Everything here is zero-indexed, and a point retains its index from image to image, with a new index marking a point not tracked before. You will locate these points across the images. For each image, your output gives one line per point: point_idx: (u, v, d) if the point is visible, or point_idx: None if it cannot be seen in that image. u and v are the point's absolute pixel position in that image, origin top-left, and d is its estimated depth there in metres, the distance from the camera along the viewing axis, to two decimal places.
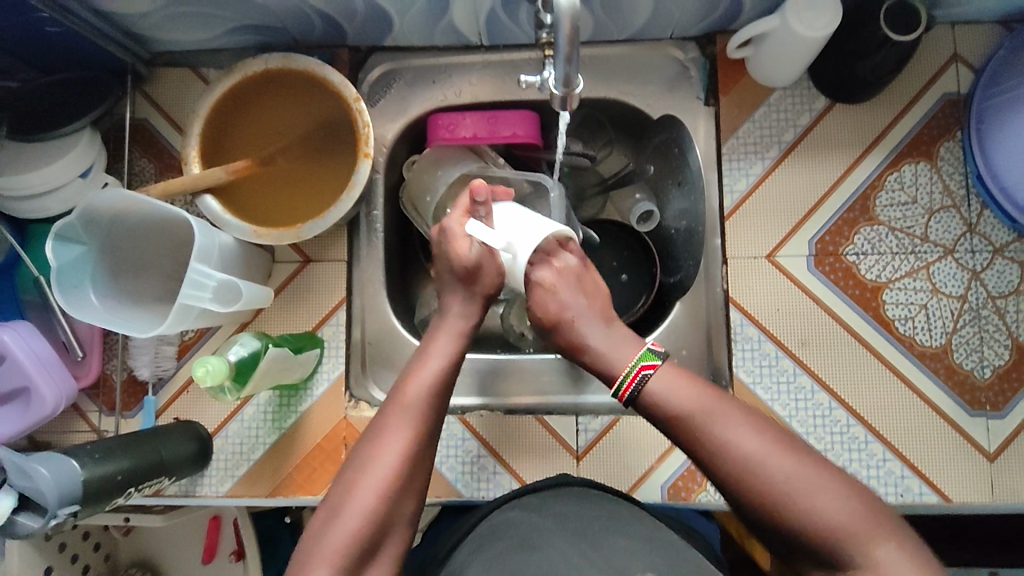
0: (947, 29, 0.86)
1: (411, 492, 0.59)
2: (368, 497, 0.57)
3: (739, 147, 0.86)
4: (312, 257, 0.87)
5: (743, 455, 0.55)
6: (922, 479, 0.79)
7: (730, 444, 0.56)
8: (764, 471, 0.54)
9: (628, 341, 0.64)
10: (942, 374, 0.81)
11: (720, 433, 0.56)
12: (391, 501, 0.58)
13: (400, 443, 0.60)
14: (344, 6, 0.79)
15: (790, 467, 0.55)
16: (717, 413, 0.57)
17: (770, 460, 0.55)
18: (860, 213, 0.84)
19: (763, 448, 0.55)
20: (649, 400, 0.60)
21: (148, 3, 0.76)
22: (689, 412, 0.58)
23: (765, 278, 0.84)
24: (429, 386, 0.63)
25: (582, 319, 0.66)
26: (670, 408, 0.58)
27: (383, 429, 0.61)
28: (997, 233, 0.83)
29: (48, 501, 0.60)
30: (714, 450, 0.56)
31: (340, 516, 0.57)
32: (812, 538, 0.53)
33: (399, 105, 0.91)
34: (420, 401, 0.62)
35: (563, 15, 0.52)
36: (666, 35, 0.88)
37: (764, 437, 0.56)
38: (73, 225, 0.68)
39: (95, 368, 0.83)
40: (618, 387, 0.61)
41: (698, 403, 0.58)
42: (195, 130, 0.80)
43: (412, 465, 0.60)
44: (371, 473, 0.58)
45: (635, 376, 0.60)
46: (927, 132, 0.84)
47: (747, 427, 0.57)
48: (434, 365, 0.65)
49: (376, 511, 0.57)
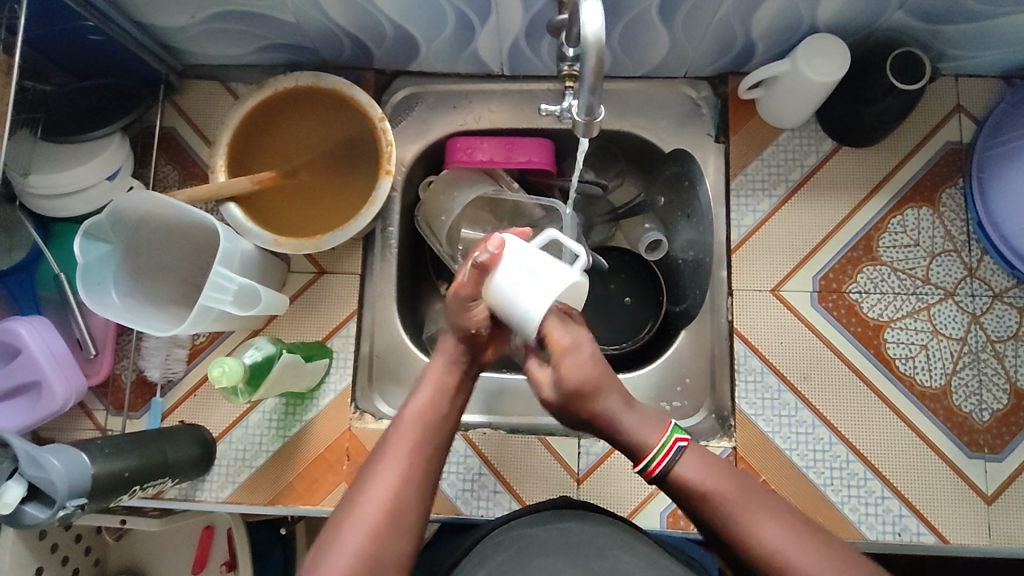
0: (951, 80, 0.89)
1: (403, 532, 0.59)
2: (357, 536, 0.57)
3: (747, 183, 0.89)
4: (326, 268, 0.89)
5: (767, 547, 0.56)
6: (920, 519, 0.80)
7: (754, 535, 0.56)
8: (789, 567, 0.55)
9: (655, 421, 0.61)
10: (941, 415, 0.82)
11: (742, 522, 0.57)
12: (381, 538, 0.57)
13: (392, 480, 0.60)
14: (374, 30, 0.83)
15: (817, 558, 0.55)
16: (740, 499, 0.58)
17: (795, 551, 0.55)
18: (863, 253, 0.86)
19: (785, 540, 0.56)
20: (669, 483, 0.60)
21: (187, 18, 0.80)
22: (711, 495, 0.58)
23: (769, 312, 0.86)
24: (422, 421, 0.64)
25: (606, 389, 0.61)
26: (691, 487, 0.59)
27: (377, 465, 0.61)
28: (997, 279, 0.85)
29: (58, 491, 0.61)
30: (738, 540, 0.57)
31: (330, 557, 0.56)
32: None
33: (420, 127, 0.94)
34: (413, 433, 0.63)
35: (590, 48, 0.54)
36: (680, 74, 0.92)
37: (790, 528, 0.57)
38: (101, 223, 0.70)
39: (105, 367, 0.83)
40: (645, 462, 0.60)
41: (717, 486, 0.59)
42: (224, 141, 0.83)
43: (406, 499, 0.60)
44: (359, 515, 0.58)
45: (669, 450, 0.59)
46: (930, 178, 0.87)
47: (771, 515, 0.57)
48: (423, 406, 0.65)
49: (367, 550, 0.57)
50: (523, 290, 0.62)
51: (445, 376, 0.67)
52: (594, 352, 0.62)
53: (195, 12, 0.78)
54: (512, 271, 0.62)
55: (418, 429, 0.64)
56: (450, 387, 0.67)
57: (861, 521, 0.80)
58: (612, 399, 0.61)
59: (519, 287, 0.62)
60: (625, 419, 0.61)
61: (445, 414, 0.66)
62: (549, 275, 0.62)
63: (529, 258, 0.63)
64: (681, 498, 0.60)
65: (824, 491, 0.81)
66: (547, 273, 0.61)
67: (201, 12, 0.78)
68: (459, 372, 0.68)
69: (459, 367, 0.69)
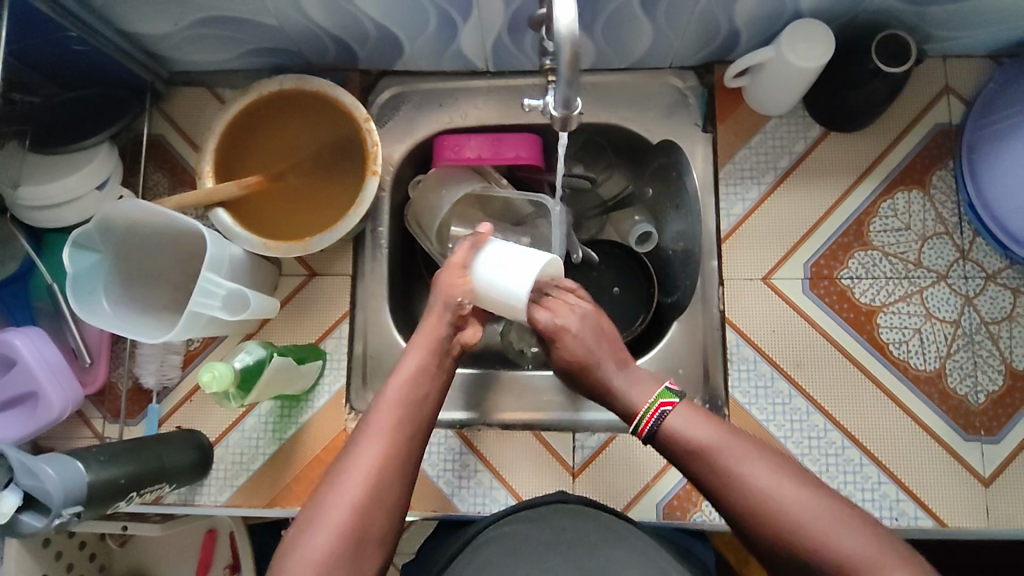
0: (939, 62, 0.88)
1: (384, 508, 0.60)
2: (341, 509, 0.58)
3: (736, 172, 0.89)
4: (317, 270, 0.89)
5: (756, 489, 0.60)
6: (917, 503, 0.79)
7: (744, 478, 0.61)
8: (776, 503, 0.59)
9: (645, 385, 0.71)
10: (936, 399, 0.82)
11: (731, 467, 0.62)
12: (368, 503, 0.59)
13: (373, 456, 0.62)
14: (357, 31, 0.83)
15: (802, 496, 0.59)
16: (728, 447, 0.63)
17: (783, 490, 0.60)
18: (854, 238, 0.86)
19: (774, 480, 0.60)
20: (662, 441, 0.66)
21: (170, 25, 0.80)
22: (700, 444, 0.64)
23: (761, 301, 0.86)
24: (401, 403, 0.66)
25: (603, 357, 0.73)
26: (679, 441, 0.65)
27: (359, 443, 0.63)
28: (990, 260, 0.84)
29: (54, 500, 0.61)
30: (729, 486, 0.61)
31: (314, 529, 0.58)
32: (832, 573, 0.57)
33: (407, 126, 0.94)
34: (394, 413, 0.65)
35: (564, 42, 0.54)
36: (666, 64, 0.91)
37: (778, 468, 0.61)
38: (90, 233, 0.70)
39: (101, 375, 0.84)
40: (636, 424, 0.67)
41: (708, 435, 0.64)
42: (210, 146, 0.83)
43: (389, 476, 0.61)
44: (341, 490, 0.60)
45: (654, 412, 0.67)
46: (919, 161, 0.87)
47: (759, 459, 0.62)
48: (405, 378, 0.67)
49: (350, 523, 0.58)
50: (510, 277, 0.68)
51: (425, 354, 0.69)
52: (593, 324, 0.74)
53: (178, 19, 0.78)
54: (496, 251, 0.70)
55: (397, 410, 0.65)
56: (432, 367, 0.69)
57: (858, 506, 0.80)
58: (609, 356, 0.73)
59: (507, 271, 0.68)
60: (618, 380, 0.72)
61: (427, 393, 0.68)
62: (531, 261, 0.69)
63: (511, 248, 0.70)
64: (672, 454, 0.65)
65: (820, 478, 0.81)
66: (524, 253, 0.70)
67: (184, 19, 0.79)
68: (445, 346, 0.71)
69: (443, 345, 0.71)
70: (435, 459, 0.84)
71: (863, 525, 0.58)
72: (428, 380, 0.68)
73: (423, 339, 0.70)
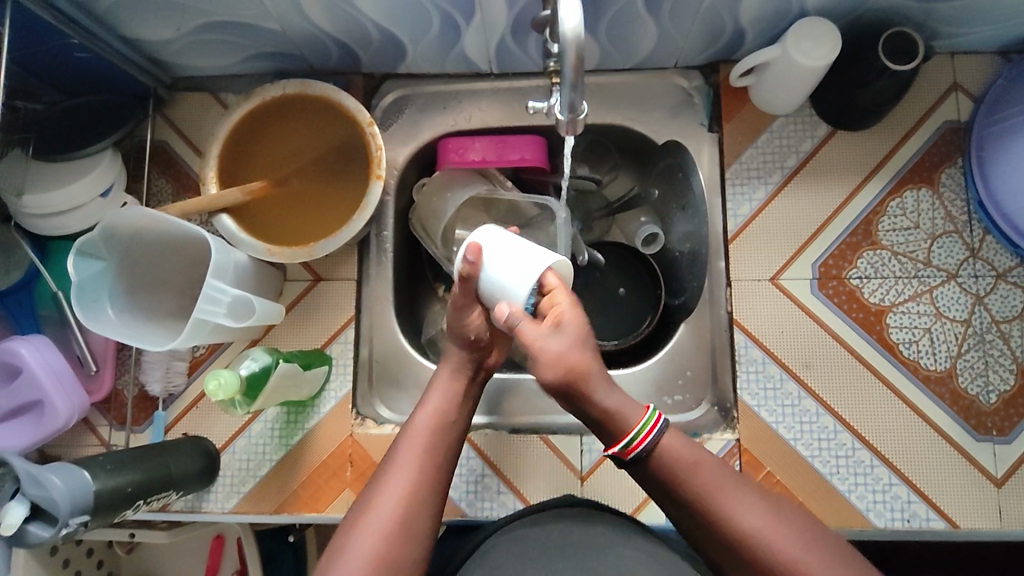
0: (946, 58, 0.88)
1: (415, 535, 0.59)
2: (371, 539, 0.57)
3: (742, 172, 0.88)
4: (323, 275, 0.89)
5: (742, 529, 0.56)
6: (928, 504, 0.79)
7: (734, 515, 0.56)
8: (766, 544, 0.55)
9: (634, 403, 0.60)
10: (947, 399, 0.81)
11: (722, 501, 0.57)
12: (398, 532, 0.58)
13: (403, 483, 0.60)
14: (360, 35, 0.82)
15: (795, 540, 0.55)
16: (719, 482, 0.58)
17: (773, 532, 0.55)
18: (863, 238, 0.85)
19: (763, 521, 0.56)
20: (651, 467, 0.59)
21: (173, 30, 0.79)
22: (693, 474, 0.58)
23: (769, 301, 0.85)
24: (432, 428, 0.64)
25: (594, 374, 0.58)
26: (667, 468, 0.58)
27: (389, 469, 0.62)
28: (1000, 258, 0.83)
29: (61, 510, 0.61)
30: (716, 520, 0.56)
31: (343, 560, 0.56)
32: None
33: (410, 129, 0.94)
34: (426, 438, 0.64)
35: (569, 44, 0.53)
36: (671, 64, 0.91)
37: (767, 509, 0.57)
38: (94, 241, 0.70)
39: (107, 383, 0.84)
40: (623, 444, 0.59)
41: (702, 466, 0.58)
42: (214, 151, 0.83)
43: (421, 503, 0.60)
44: (370, 518, 0.58)
45: (649, 432, 0.58)
46: (928, 159, 0.86)
47: (748, 497, 0.57)
48: (434, 405, 0.66)
49: (381, 553, 0.57)
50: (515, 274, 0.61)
51: (454, 378, 0.68)
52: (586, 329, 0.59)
53: (180, 24, 0.78)
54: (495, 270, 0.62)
55: (427, 438, 0.64)
56: (462, 393, 0.68)
57: (869, 508, 0.79)
58: (600, 376, 0.59)
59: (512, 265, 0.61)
60: (605, 398, 0.59)
61: (458, 419, 0.67)
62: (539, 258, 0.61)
63: (516, 242, 0.63)
64: (657, 479, 0.59)
65: (830, 480, 0.80)
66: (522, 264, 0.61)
67: (186, 24, 0.78)
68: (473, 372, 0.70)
69: (470, 375, 0.70)
70: None
71: (854, 573, 0.54)
72: (457, 406, 0.67)
73: (450, 366, 0.69)
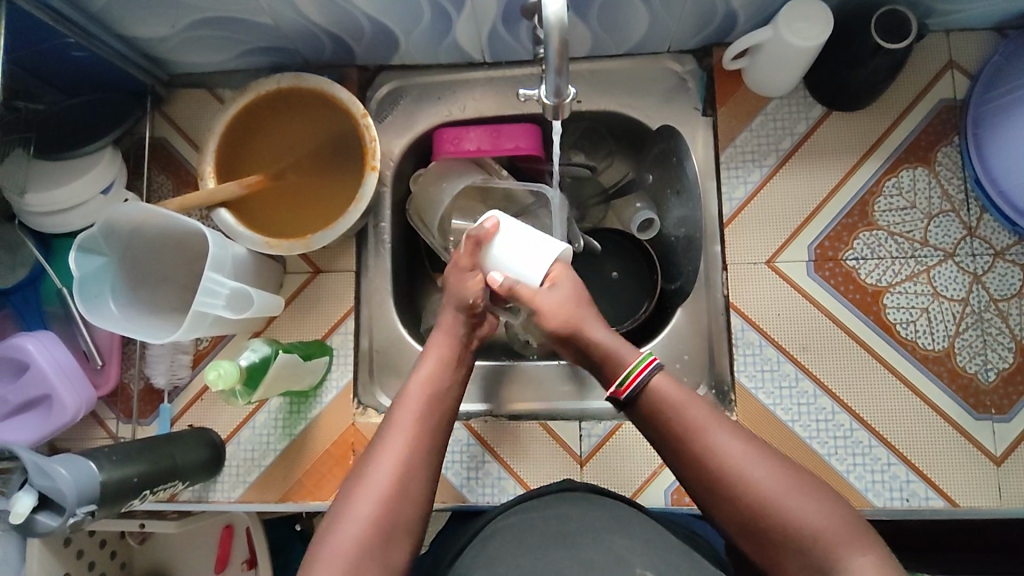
0: (942, 36, 0.87)
1: (410, 502, 0.59)
2: (367, 505, 0.58)
3: (737, 155, 0.88)
4: (322, 267, 0.90)
5: (730, 467, 0.57)
6: (928, 484, 0.79)
7: (717, 452, 0.58)
8: (745, 478, 0.56)
9: (629, 347, 0.64)
10: (945, 378, 0.81)
11: (706, 440, 0.58)
12: (396, 500, 0.59)
13: (398, 451, 0.61)
14: (352, 28, 0.83)
15: (774, 477, 0.56)
16: (704, 423, 0.59)
17: (756, 470, 0.56)
18: (859, 219, 0.85)
19: (749, 457, 0.57)
20: (641, 402, 0.61)
21: (168, 27, 0.80)
22: (677, 416, 0.60)
23: (765, 285, 0.85)
24: (425, 397, 0.65)
25: (588, 316, 0.65)
26: (657, 407, 0.61)
27: (385, 438, 0.63)
28: (998, 236, 0.83)
29: (67, 500, 0.63)
30: (701, 454, 0.58)
31: (341, 523, 0.57)
32: (792, 542, 0.54)
33: (405, 120, 0.94)
34: (419, 410, 0.64)
35: (553, 29, 0.54)
36: (664, 49, 0.91)
37: (754, 449, 0.58)
38: (95, 237, 0.71)
39: (113, 376, 0.86)
40: (617, 384, 0.62)
41: (686, 408, 0.60)
42: (211, 147, 0.84)
43: (416, 470, 0.61)
44: (368, 483, 0.59)
45: (636, 374, 0.61)
46: (924, 138, 0.85)
47: (735, 434, 0.59)
48: (426, 375, 0.67)
49: (379, 517, 0.58)
50: (525, 258, 0.66)
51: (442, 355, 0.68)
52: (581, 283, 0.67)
53: (174, 21, 0.79)
54: (506, 246, 0.67)
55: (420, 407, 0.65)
56: (451, 364, 0.68)
57: (868, 488, 0.80)
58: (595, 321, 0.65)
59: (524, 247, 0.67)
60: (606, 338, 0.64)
61: (446, 392, 0.67)
62: (547, 244, 0.67)
63: (525, 228, 0.68)
64: (651, 424, 0.61)
65: (828, 460, 0.81)
66: (534, 246, 0.66)
67: (180, 21, 0.79)
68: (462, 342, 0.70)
69: (458, 345, 0.70)
70: (443, 451, 0.85)
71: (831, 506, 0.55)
72: (450, 377, 0.68)
73: (439, 340, 0.70)
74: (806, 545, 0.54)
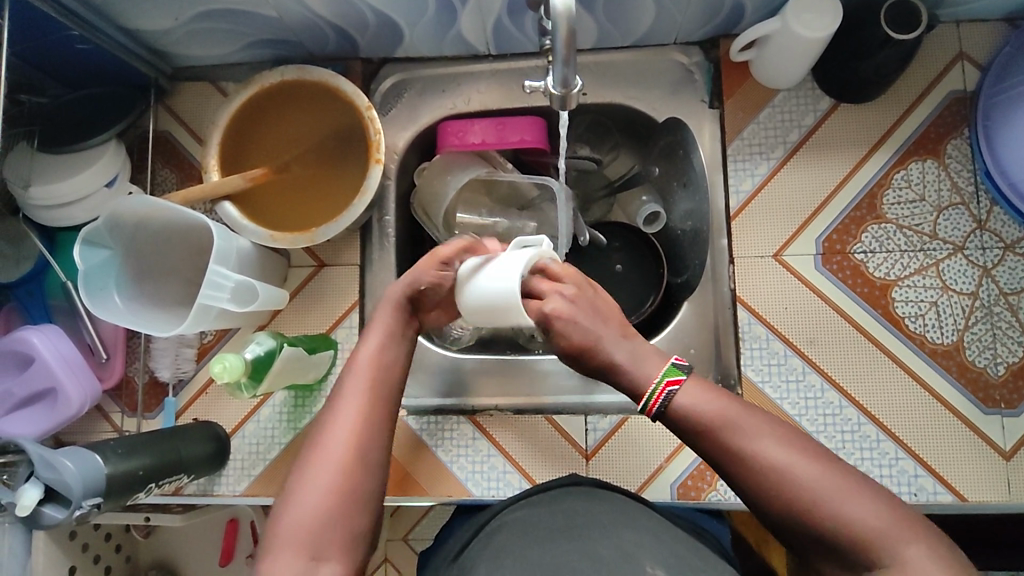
0: (952, 27, 0.86)
1: (365, 475, 0.57)
2: (320, 477, 0.56)
3: (744, 147, 0.87)
4: (327, 261, 0.90)
5: (767, 468, 0.54)
6: (936, 479, 0.78)
7: (758, 456, 0.55)
8: (791, 481, 0.53)
9: (654, 358, 0.61)
10: (954, 372, 0.80)
11: (746, 445, 0.55)
12: (351, 473, 0.57)
13: (348, 422, 0.59)
14: (357, 20, 0.82)
15: (819, 474, 0.53)
16: (742, 426, 0.56)
17: (797, 471, 0.54)
18: (867, 211, 0.84)
19: (790, 457, 0.54)
20: (671, 419, 0.58)
21: (171, 19, 0.80)
22: (711, 424, 0.56)
23: (773, 279, 0.84)
24: (372, 366, 0.62)
25: (606, 336, 0.62)
26: (691, 415, 0.57)
27: (335, 409, 0.60)
28: (1008, 229, 0.82)
29: (73, 492, 0.63)
30: (741, 462, 0.55)
31: (296, 496, 0.55)
32: (844, 542, 0.52)
33: (410, 113, 0.94)
34: (366, 377, 0.62)
35: (560, 18, 0.53)
36: (670, 41, 0.90)
37: (793, 447, 0.55)
38: (100, 229, 0.71)
39: (118, 370, 0.85)
40: (644, 402, 0.59)
41: (720, 413, 0.57)
42: (215, 140, 0.84)
43: (370, 439, 0.59)
44: (318, 456, 0.57)
45: (659, 394, 0.59)
46: (933, 130, 0.85)
47: (772, 432, 0.56)
48: (372, 344, 0.64)
49: (334, 487, 0.56)
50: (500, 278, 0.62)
51: (383, 324, 0.65)
52: (589, 303, 0.63)
53: (178, 13, 0.78)
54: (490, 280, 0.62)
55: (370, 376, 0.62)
56: (395, 336, 0.65)
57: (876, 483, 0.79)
58: (613, 339, 0.62)
59: (489, 271, 0.63)
60: (625, 358, 0.61)
61: (394, 359, 0.64)
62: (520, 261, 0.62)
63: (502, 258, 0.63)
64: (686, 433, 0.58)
65: (835, 454, 0.80)
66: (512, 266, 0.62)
67: (183, 13, 0.78)
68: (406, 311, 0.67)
69: (399, 317, 0.67)
70: (448, 445, 0.85)
71: (880, 500, 0.52)
72: (398, 347, 0.65)
73: (382, 311, 0.67)
74: (853, 542, 0.51)
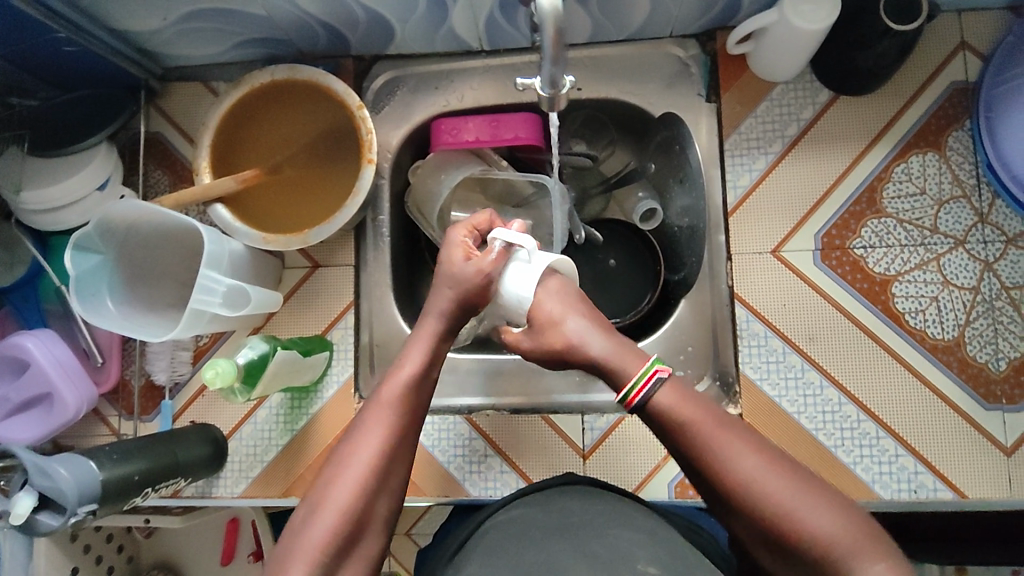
0: (953, 16, 0.84)
1: (379, 498, 0.57)
2: (343, 497, 0.55)
3: (742, 142, 0.86)
4: (321, 262, 0.89)
5: (738, 475, 0.54)
6: (936, 475, 0.78)
7: (729, 461, 0.54)
8: (758, 490, 0.53)
9: (634, 354, 0.60)
10: (955, 368, 0.79)
11: (718, 450, 0.55)
12: (369, 495, 0.56)
13: (372, 446, 0.58)
14: (347, 17, 0.81)
15: (788, 484, 0.53)
16: (717, 433, 0.55)
17: (770, 480, 0.53)
18: (867, 206, 0.83)
19: (761, 469, 0.54)
20: (649, 416, 0.58)
21: (160, 19, 0.78)
22: (686, 429, 0.56)
23: (771, 274, 0.83)
24: (402, 393, 0.61)
25: (576, 321, 0.61)
26: (669, 419, 0.57)
27: (360, 431, 0.59)
28: (1010, 222, 0.81)
29: (68, 499, 0.63)
30: (713, 467, 0.55)
31: (319, 513, 0.54)
32: (805, 555, 0.51)
33: (404, 111, 0.93)
34: (393, 401, 0.60)
35: (547, 17, 0.52)
36: (667, 33, 0.88)
37: (764, 457, 0.54)
38: (91, 235, 0.70)
39: (114, 373, 0.86)
40: (624, 393, 0.58)
41: (696, 418, 0.56)
42: (206, 140, 0.83)
43: (391, 461, 0.58)
44: (343, 474, 0.56)
45: (647, 381, 0.57)
46: (934, 122, 0.83)
47: (746, 441, 0.55)
48: (411, 367, 0.62)
49: (353, 509, 0.55)
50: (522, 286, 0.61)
51: (427, 350, 0.64)
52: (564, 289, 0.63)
53: (166, 14, 0.77)
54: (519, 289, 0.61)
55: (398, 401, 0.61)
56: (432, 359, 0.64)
57: (875, 480, 0.79)
58: (591, 331, 0.61)
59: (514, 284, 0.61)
60: (599, 345, 0.60)
61: (425, 386, 0.63)
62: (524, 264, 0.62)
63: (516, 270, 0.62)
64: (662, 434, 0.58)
65: (834, 452, 0.80)
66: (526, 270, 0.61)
67: (171, 14, 0.77)
68: (444, 337, 0.66)
69: (441, 347, 0.65)
70: (445, 445, 0.85)
71: (849, 515, 0.52)
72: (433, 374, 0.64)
73: (424, 335, 0.65)
74: (815, 555, 0.51)
